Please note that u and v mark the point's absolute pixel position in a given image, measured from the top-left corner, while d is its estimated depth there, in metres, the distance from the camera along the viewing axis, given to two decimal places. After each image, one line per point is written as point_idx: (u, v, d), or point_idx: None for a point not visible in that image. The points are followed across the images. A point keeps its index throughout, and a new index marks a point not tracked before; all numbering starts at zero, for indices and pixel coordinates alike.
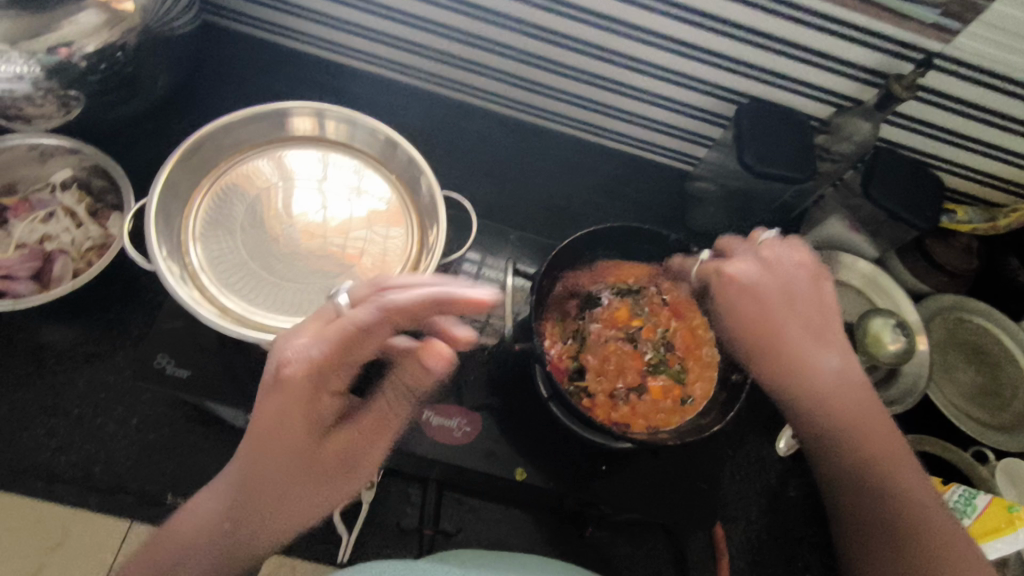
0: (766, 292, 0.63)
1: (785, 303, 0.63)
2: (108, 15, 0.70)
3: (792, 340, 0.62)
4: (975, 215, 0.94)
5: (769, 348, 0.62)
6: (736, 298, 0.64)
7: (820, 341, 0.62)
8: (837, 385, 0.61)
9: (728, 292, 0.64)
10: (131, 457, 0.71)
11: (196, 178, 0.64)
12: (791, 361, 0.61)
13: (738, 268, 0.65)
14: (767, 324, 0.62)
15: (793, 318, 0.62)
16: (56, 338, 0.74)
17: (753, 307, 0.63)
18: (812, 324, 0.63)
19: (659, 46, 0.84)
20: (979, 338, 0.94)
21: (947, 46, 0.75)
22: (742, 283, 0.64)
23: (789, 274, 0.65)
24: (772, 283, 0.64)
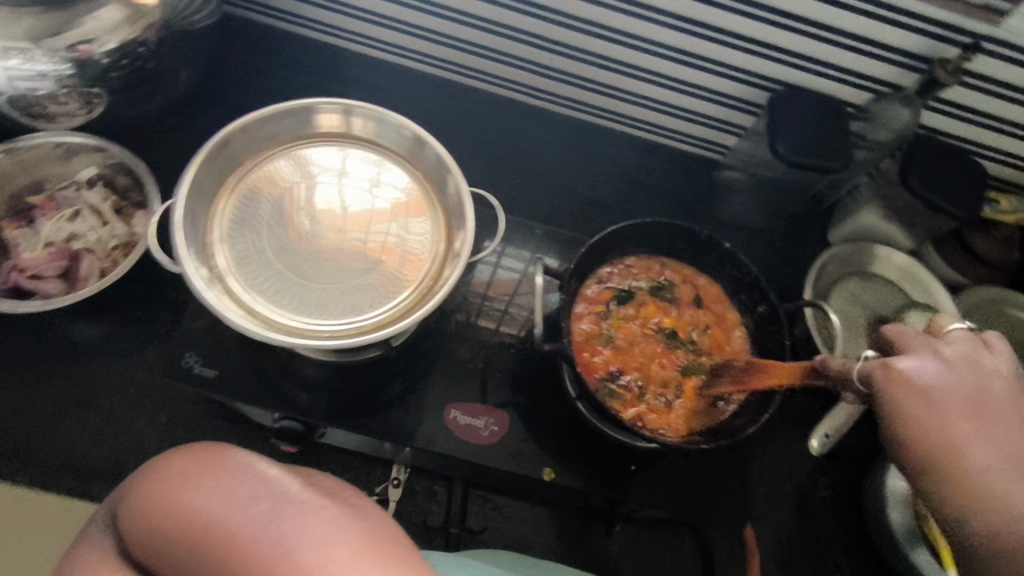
0: (962, 409, 0.44)
1: (988, 432, 0.43)
2: (128, 11, 0.70)
3: (1018, 494, 0.41)
4: (1018, 204, 0.92)
5: (970, 486, 0.42)
6: (905, 407, 0.45)
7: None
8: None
9: (906, 401, 0.45)
10: (161, 453, 0.71)
11: (222, 177, 0.63)
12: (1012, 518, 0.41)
13: (909, 361, 0.46)
14: (943, 442, 0.43)
15: (997, 450, 0.42)
16: (85, 335, 0.75)
17: (943, 421, 0.44)
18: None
19: (690, 32, 0.81)
20: (1020, 331, 0.91)
21: (996, 29, 0.72)
22: (920, 388, 0.45)
23: (983, 381, 0.45)
24: (966, 393, 0.44)
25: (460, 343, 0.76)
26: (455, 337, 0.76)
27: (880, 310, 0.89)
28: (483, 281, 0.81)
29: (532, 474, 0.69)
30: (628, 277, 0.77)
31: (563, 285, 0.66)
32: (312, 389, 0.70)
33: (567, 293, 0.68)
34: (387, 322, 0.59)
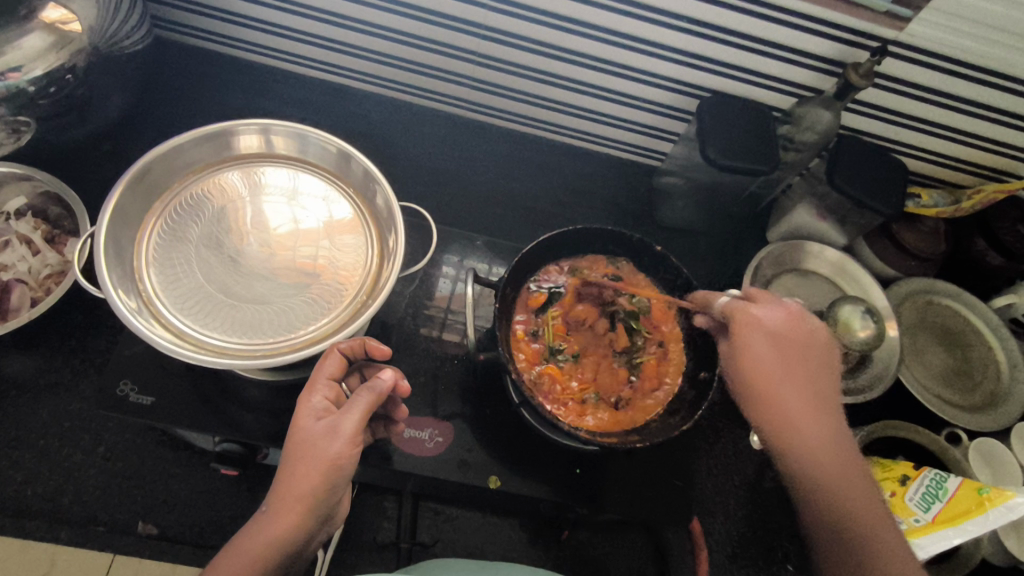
0: (777, 340, 0.61)
1: (785, 360, 0.60)
2: (53, 38, 0.69)
3: (781, 390, 0.59)
4: (938, 198, 0.95)
5: (759, 390, 0.59)
6: (748, 338, 0.61)
7: (803, 387, 0.59)
8: (817, 439, 0.57)
9: (743, 334, 0.62)
10: (99, 486, 0.70)
11: (147, 204, 0.63)
12: (771, 403, 0.59)
13: (759, 309, 0.62)
14: (758, 371, 0.60)
15: (794, 368, 0.60)
16: (17, 368, 0.73)
17: (767, 356, 0.60)
18: (802, 395, 0.59)
19: (618, 44, 0.84)
20: (949, 320, 0.96)
21: (901, 33, 0.76)
22: (762, 326, 0.62)
23: (809, 334, 0.62)
24: (779, 339, 0.61)
25: (405, 356, 0.77)
26: (403, 351, 0.77)
27: (815, 305, 0.93)
28: (441, 293, 0.82)
29: (478, 483, 0.69)
30: (560, 275, 0.78)
31: (497, 293, 0.67)
32: (254, 411, 0.70)
33: (502, 302, 0.69)
34: (322, 338, 0.59)
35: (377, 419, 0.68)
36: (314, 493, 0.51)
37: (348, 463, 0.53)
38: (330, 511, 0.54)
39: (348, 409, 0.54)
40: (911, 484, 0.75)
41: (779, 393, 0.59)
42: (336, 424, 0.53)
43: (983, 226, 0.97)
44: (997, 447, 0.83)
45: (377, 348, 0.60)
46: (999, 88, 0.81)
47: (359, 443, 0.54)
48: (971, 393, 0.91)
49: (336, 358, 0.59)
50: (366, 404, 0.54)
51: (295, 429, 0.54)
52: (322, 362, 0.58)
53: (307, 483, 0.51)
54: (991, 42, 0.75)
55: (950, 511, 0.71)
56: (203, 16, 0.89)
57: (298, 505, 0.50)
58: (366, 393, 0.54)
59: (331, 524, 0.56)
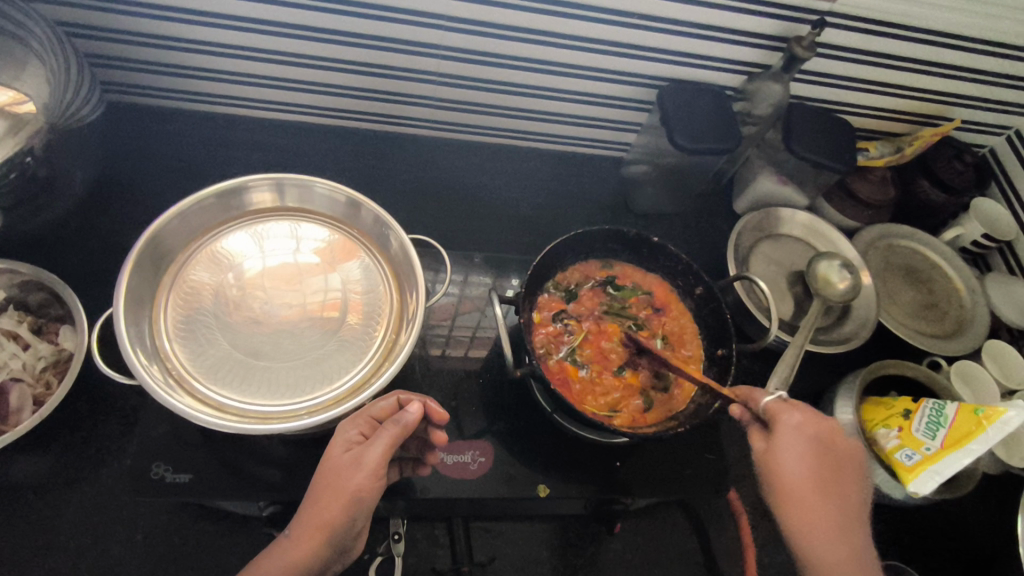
0: (814, 443, 0.63)
1: (816, 482, 0.61)
2: (7, 122, 0.67)
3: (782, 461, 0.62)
4: (884, 149, 1.05)
5: (788, 505, 0.61)
6: (795, 449, 0.62)
7: (832, 503, 0.61)
8: (840, 550, 0.59)
9: (780, 438, 0.63)
10: (146, 575, 0.67)
11: (157, 275, 0.62)
12: (802, 520, 0.60)
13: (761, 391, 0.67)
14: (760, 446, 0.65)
15: (830, 486, 0.61)
16: (29, 473, 0.68)
17: (800, 471, 0.61)
18: (830, 519, 0.60)
19: (575, 47, 0.87)
20: (910, 259, 1.05)
21: (835, 5, 0.82)
22: (801, 434, 0.62)
23: (838, 441, 0.64)
24: (801, 443, 0.62)
25: (429, 385, 0.78)
26: (424, 380, 0.78)
27: (794, 266, 0.99)
28: (450, 319, 0.83)
29: (527, 494, 0.71)
30: (569, 282, 0.81)
31: (518, 308, 0.69)
32: (291, 467, 0.69)
33: (521, 315, 0.71)
34: (361, 385, 0.59)
35: (404, 459, 0.71)
36: (334, 523, 0.56)
37: (370, 495, 0.58)
38: (349, 543, 0.58)
39: (374, 443, 0.59)
40: (914, 416, 0.80)
41: (816, 512, 0.60)
42: (361, 457, 0.59)
43: (925, 167, 1.06)
44: (972, 365, 0.91)
45: (436, 411, 0.64)
46: (925, 43, 0.89)
47: (381, 476, 0.59)
48: (942, 322, 1.00)
49: (391, 402, 0.65)
50: (391, 437, 0.59)
51: (326, 458, 0.60)
52: (376, 403, 0.65)
53: (329, 511, 0.56)
54: (915, 3, 0.81)
55: (952, 437, 0.75)
56: (152, 74, 0.86)
57: (317, 533, 0.55)
58: (391, 426, 0.60)
59: (346, 554, 0.60)
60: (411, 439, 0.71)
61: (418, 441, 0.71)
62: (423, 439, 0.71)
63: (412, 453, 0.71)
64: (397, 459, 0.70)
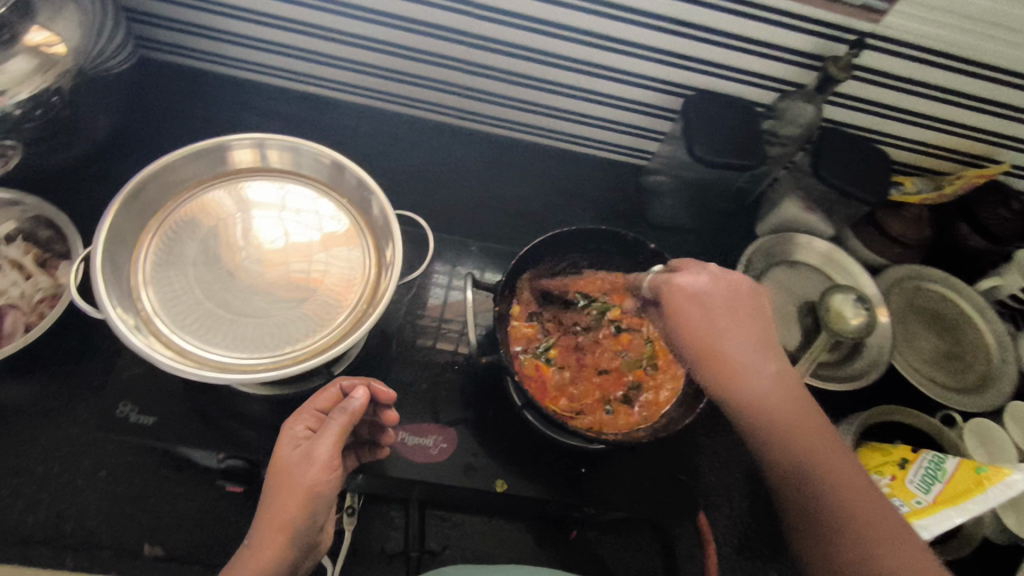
0: (713, 305, 0.62)
1: (726, 318, 0.62)
2: (38, 61, 0.69)
3: (731, 350, 0.61)
4: (922, 185, 0.98)
5: (727, 374, 0.60)
6: (681, 311, 0.63)
7: (766, 353, 0.61)
8: (765, 384, 0.59)
9: (676, 304, 0.64)
10: (101, 510, 0.69)
11: (143, 221, 0.63)
12: (744, 383, 0.59)
13: (683, 280, 0.64)
14: (707, 341, 0.61)
15: (755, 341, 0.61)
16: (12, 396, 0.71)
17: (711, 320, 0.62)
18: (764, 341, 0.62)
19: (599, 47, 0.85)
20: (935, 304, 0.98)
21: (877, 26, 0.77)
22: (693, 296, 0.63)
23: (743, 297, 0.63)
24: (722, 315, 0.62)
25: (404, 365, 0.77)
26: (400, 359, 0.77)
27: (806, 295, 0.94)
28: (438, 304, 0.83)
29: (484, 487, 0.69)
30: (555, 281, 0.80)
31: (494, 298, 0.67)
32: (254, 426, 0.69)
33: (499, 306, 0.70)
34: (322, 349, 0.59)
35: (360, 445, 0.69)
36: (293, 521, 0.53)
37: (326, 488, 0.55)
38: (313, 538, 0.56)
39: (322, 435, 0.56)
40: (910, 467, 0.77)
41: (743, 361, 0.60)
42: (311, 451, 0.55)
43: (966, 212, 0.99)
44: (990, 425, 0.83)
45: (381, 392, 0.62)
46: (974, 77, 0.83)
47: (335, 467, 0.56)
48: (964, 375, 0.93)
49: (334, 391, 0.61)
50: (340, 426, 0.56)
51: (277, 457, 0.57)
52: (319, 393, 0.61)
53: (288, 510, 0.53)
54: (966, 31, 0.76)
55: (950, 491, 0.72)
56: (185, 34, 0.89)
57: (280, 533, 0.53)
58: (339, 416, 0.57)
59: (314, 547, 0.58)
60: (364, 424, 0.68)
61: (370, 424, 0.68)
62: (374, 423, 0.68)
63: (366, 437, 0.69)
64: (353, 445, 0.68)
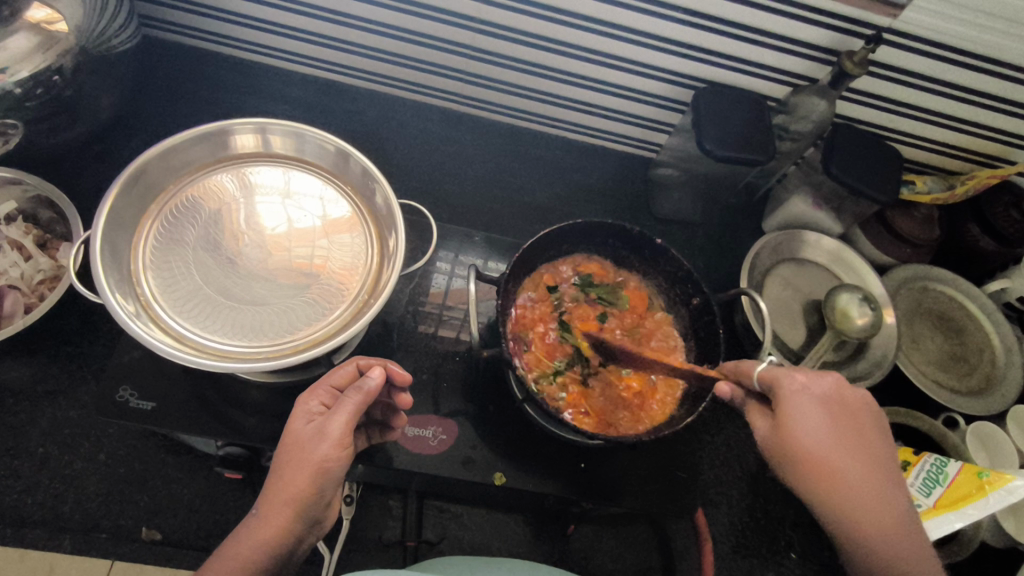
0: (825, 412, 0.53)
1: (835, 425, 0.53)
2: (39, 38, 0.68)
3: (835, 460, 0.52)
4: (933, 184, 0.96)
5: (826, 484, 0.51)
6: (791, 413, 0.53)
7: (876, 480, 0.52)
8: (873, 502, 0.51)
9: (790, 407, 0.53)
10: (100, 493, 0.69)
11: (143, 205, 0.63)
12: (845, 497, 0.51)
13: (798, 379, 0.54)
14: (816, 462, 0.51)
15: (862, 466, 0.52)
16: (11, 376, 0.71)
17: (820, 430, 0.52)
18: (869, 462, 0.52)
19: (610, 35, 0.83)
20: (943, 305, 0.97)
21: (895, 21, 0.75)
22: (808, 398, 0.53)
23: (855, 404, 0.54)
24: (831, 429, 0.53)
25: (405, 354, 0.76)
26: (401, 349, 0.77)
27: (813, 294, 0.93)
28: (439, 291, 0.82)
29: (482, 480, 0.69)
30: (560, 276, 0.81)
31: (497, 290, 0.67)
32: (252, 413, 0.69)
33: (502, 298, 0.69)
34: (322, 338, 0.58)
35: (372, 424, 0.68)
36: (303, 494, 0.52)
37: (337, 464, 0.54)
38: (320, 512, 0.55)
39: (336, 411, 0.55)
40: (912, 469, 0.77)
41: (844, 480, 0.51)
42: (324, 427, 0.54)
43: (977, 212, 0.98)
44: (991, 430, 0.83)
45: (397, 374, 0.60)
46: (992, 75, 0.82)
47: (347, 445, 0.55)
48: (967, 377, 0.92)
49: (351, 369, 0.61)
50: (354, 405, 0.55)
51: (289, 431, 0.56)
52: (336, 370, 0.60)
53: (297, 485, 0.52)
54: (985, 29, 0.74)
55: (949, 495, 0.73)
56: (190, 14, 0.88)
57: (287, 507, 0.52)
58: (354, 393, 0.56)
59: (321, 524, 0.57)
60: (376, 406, 0.66)
61: (383, 407, 0.66)
62: (387, 405, 0.66)
63: (378, 418, 0.67)
64: (364, 425, 0.67)
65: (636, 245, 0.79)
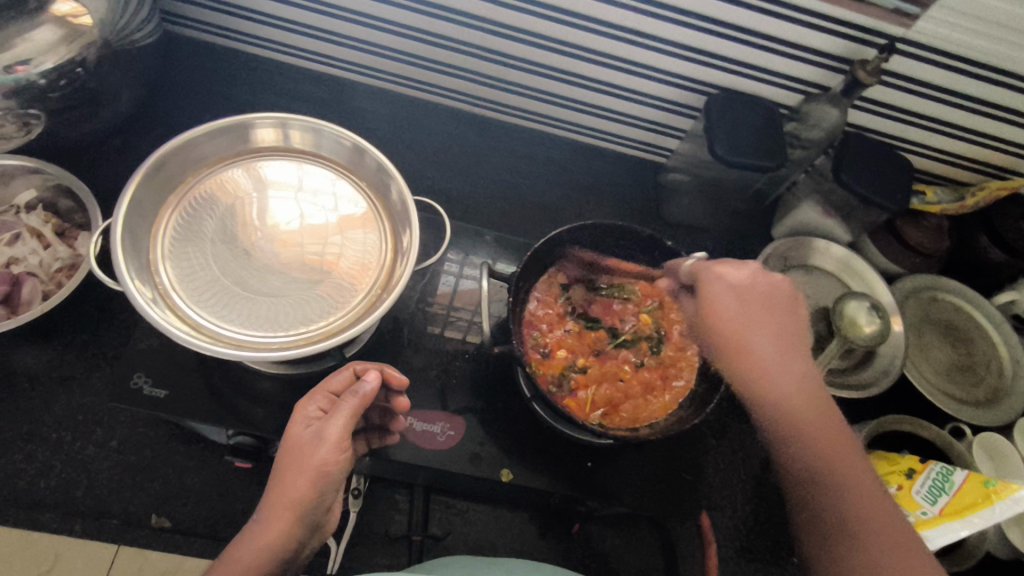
0: (742, 296, 0.65)
1: (750, 305, 0.65)
2: (64, 30, 0.70)
3: (741, 332, 0.64)
4: (943, 196, 0.96)
5: (734, 352, 0.64)
6: (714, 297, 0.66)
7: (778, 347, 0.63)
8: (769, 365, 0.63)
9: (711, 294, 0.67)
10: (112, 479, 0.70)
11: (163, 196, 0.64)
12: (746, 360, 0.63)
13: (723, 268, 0.67)
14: (728, 334, 0.65)
15: (770, 336, 0.64)
16: (28, 362, 0.72)
17: (738, 313, 0.65)
18: (779, 336, 0.64)
19: (625, 40, 0.84)
20: (951, 316, 0.97)
21: (908, 31, 0.76)
22: (731, 284, 0.66)
23: (775, 287, 0.66)
24: (754, 300, 0.65)
25: (415, 350, 0.77)
26: (411, 345, 0.77)
27: (821, 301, 0.93)
28: (447, 292, 0.83)
29: (489, 476, 0.70)
30: (574, 276, 0.81)
31: (508, 288, 0.67)
32: (263, 405, 0.70)
33: (513, 296, 0.69)
34: (335, 331, 0.59)
35: (371, 430, 0.69)
36: (303, 498, 0.53)
37: (336, 467, 0.55)
38: (320, 515, 0.56)
39: (333, 416, 0.56)
40: (917, 477, 0.76)
41: (749, 352, 0.63)
42: (323, 431, 0.55)
43: (986, 223, 0.98)
44: (1000, 442, 0.83)
45: (394, 376, 0.62)
46: (1004, 86, 0.82)
47: (345, 447, 0.56)
48: (975, 388, 0.92)
49: (347, 374, 0.61)
50: (351, 409, 0.56)
51: (288, 436, 0.57)
52: (333, 375, 0.61)
53: (297, 489, 0.53)
54: (998, 40, 0.75)
55: (954, 505, 0.72)
56: (211, 11, 0.90)
57: (289, 512, 0.53)
58: (350, 398, 0.57)
59: (322, 526, 0.58)
60: (374, 409, 0.69)
61: (381, 410, 0.69)
62: (384, 408, 0.69)
63: (376, 422, 0.69)
64: (362, 431, 0.68)
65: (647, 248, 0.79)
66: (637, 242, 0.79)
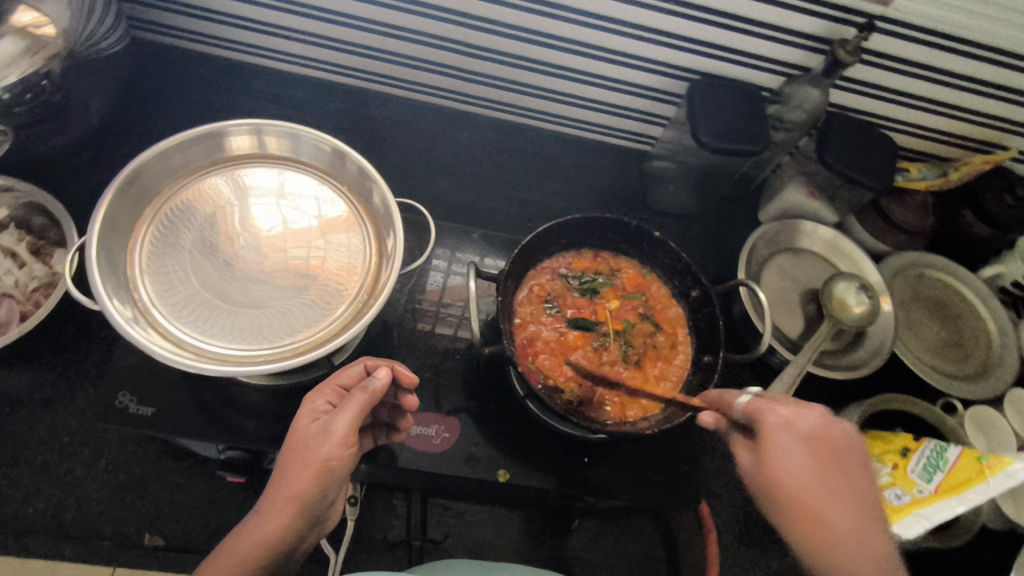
0: (818, 448, 0.53)
1: (823, 460, 0.53)
2: (25, 42, 0.67)
3: (823, 498, 0.51)
4: (926, 170, 0.96)
5: (805, 520, 0.51)
6: (769, 443, 0.54)
7: (864, 521, 0.51)
8: (863, 550, 0.49)
9: (771, 439, 0.54)
10: (102, 499, 0.69)
11: (138, 209, 0.62)
12: (822, 532, 0.50)
13: (782, 411, 0.55)
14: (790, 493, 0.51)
15: (852, 488, 0.52)
16: (9, 384, 0.71)
17: (800, 464, 0.52)
18: (864, 505, 0.52)
19: (603, 29, 0.83)
20: (939, 292, 0.97)
21: (887, 8, 0.75)
22: (789, 433, 0.53)
23: (840, 437, 0.54)
24: (818, 451, 0.53)
25: (406, 353, 0.76)
26: (401, 347, 0.77)
27: (810, 283, 0.94)
28: (436, 288, 0.82)
29: (486, 477, 0.69)
30: (562, 268, 0.81)
31: (497, 288, 0.67)
32: (253, 417, 0.68)
33: (501, 294, 0.69)
34: (322, 340, 0.58)
35: (378, 426, 0.68)
36: (306, 492, 0.52)
37: (341, 464, 0.54)
38: (323, 511, 0.55)
39: (340, 412, 0.55)
40: (912, 456, 0.77)
41: (832, 522, 0.50)
42: (329, 426, 0.54)
43: (970, 198, 0.98)
44: (990, 414, 0.84)
45: (404, 374, 0.60)
46: (984, 61, 0.82)
47: (351, 444, 0.55)
48: (964, 363, 0.92)
49: (358, 369, 0.60)
50: (360, 404, 0.55)
51: (295, 429, 0.56)
52: (343, 369, 0.60)
53: (301, 482, 0.52)
54: (976, 15, 0.75)
55: (950, 481, 0.73)
56: (179, 15, 0.87)
57: (290, 506, 0.51)
58: (360, 393, 0.56)
59: (324, 521, 0.57)
60: (384, 408, 0.66)
61: (389, 408, 0.66)
62: (393, 407, 0.66)
63: (386, 419, 0.67)
64: (370, 426, 0.68)
65: (635, 238, 0.79)
66: (624, 233, 0.79)
